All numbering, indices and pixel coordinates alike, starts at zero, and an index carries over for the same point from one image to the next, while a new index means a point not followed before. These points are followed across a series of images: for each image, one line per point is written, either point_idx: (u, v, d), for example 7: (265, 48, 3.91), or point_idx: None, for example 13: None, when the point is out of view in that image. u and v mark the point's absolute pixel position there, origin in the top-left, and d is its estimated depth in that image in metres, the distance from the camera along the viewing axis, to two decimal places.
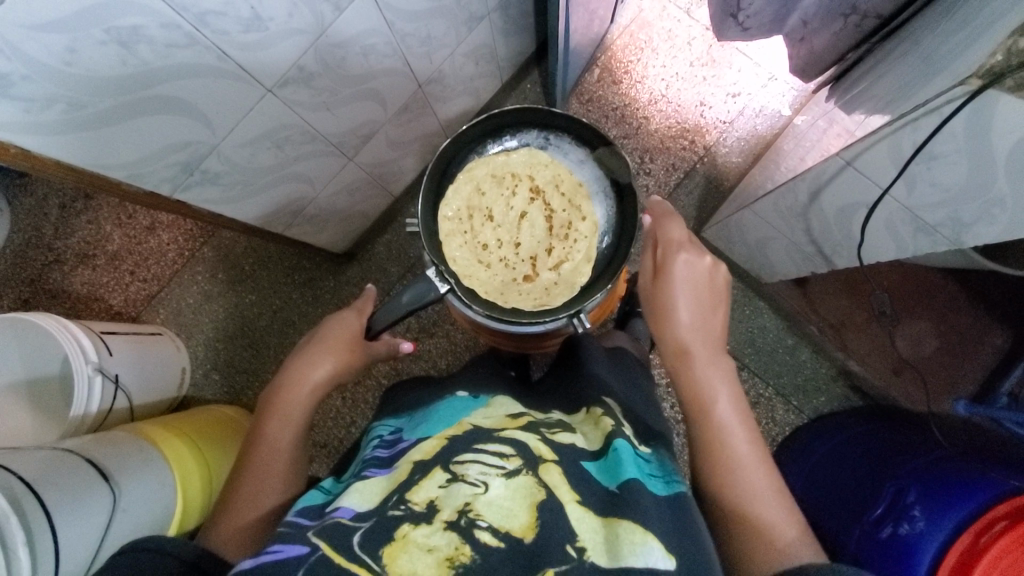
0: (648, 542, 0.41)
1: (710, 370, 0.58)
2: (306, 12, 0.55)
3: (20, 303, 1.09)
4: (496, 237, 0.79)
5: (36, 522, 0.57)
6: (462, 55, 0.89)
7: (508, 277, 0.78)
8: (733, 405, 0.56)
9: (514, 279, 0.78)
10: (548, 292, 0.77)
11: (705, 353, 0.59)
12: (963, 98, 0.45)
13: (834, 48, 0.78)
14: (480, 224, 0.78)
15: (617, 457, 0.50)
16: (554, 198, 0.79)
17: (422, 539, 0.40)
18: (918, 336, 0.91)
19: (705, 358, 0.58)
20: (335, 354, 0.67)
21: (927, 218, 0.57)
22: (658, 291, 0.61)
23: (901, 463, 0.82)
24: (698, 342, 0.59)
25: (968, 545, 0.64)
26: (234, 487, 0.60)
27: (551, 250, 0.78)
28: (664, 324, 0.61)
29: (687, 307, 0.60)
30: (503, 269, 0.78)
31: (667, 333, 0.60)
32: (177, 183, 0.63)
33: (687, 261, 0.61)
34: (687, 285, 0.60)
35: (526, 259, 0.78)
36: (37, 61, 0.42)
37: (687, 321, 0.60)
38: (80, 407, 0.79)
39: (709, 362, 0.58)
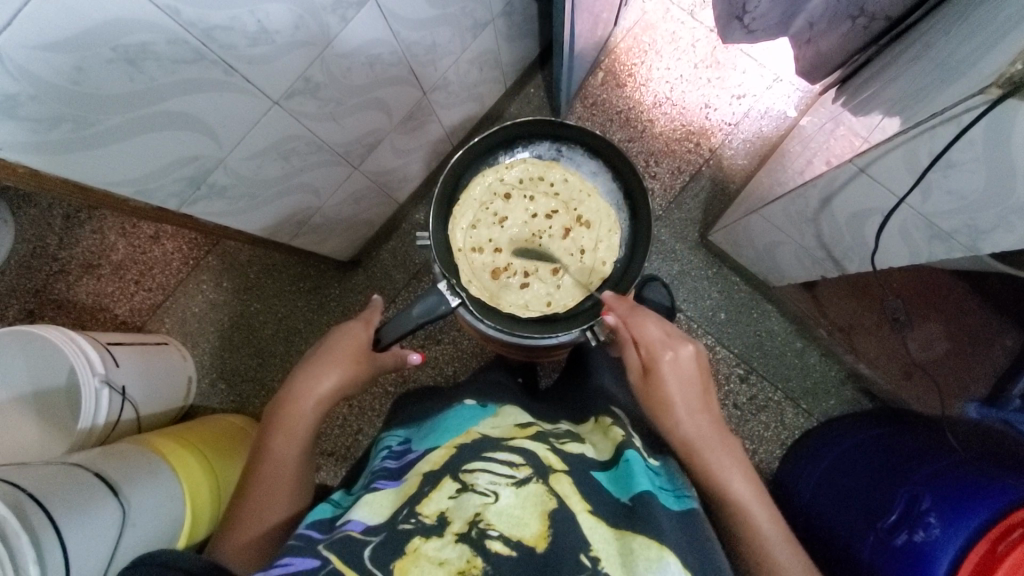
0: (663, 557, 0.40)
1: (715, 439, 0.59)
2: (312, 24, 0.55)
3: (24, 314, 1.09)
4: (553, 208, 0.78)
5: (48, 540, 0.57)
6: (467, 61, 0.88)
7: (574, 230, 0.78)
8: (732, 461, 0.58)
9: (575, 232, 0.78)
10: (553, 292, 0.77)
11: (703, 426, 0.60)
12: (983, 106, 0.45)
13: (843, 50, 0.77)
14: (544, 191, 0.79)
15: (629, 469, 0.50)
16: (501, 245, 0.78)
17: (434, 552, 0.39)
18: (928, 339, 0.85)
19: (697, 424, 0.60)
20: (341, 366, 0.66)
21: (942, 225, 0.56)
22: (663, 393, 0.61)
23: (916, 467, 0.80)
24: (705, 433, 0.60)
25: (985, 552, 0.62)
26: (239, 502, 0.60)
27: (576, 206, 0.78)
28: (661, 401, 0.62)
29: (685, 403, 0.61)
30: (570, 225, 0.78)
31: (668, 404, 0.61)
32: (185, 198, 0.63)
33: (676, 353, 0.63)
34: (675, 369, 0.63)
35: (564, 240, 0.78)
36: (45, 79, 0.42)
37: (678, 402, 0.61)
38: (88, 419, 0.79)
39: (712, 435, 0.60)
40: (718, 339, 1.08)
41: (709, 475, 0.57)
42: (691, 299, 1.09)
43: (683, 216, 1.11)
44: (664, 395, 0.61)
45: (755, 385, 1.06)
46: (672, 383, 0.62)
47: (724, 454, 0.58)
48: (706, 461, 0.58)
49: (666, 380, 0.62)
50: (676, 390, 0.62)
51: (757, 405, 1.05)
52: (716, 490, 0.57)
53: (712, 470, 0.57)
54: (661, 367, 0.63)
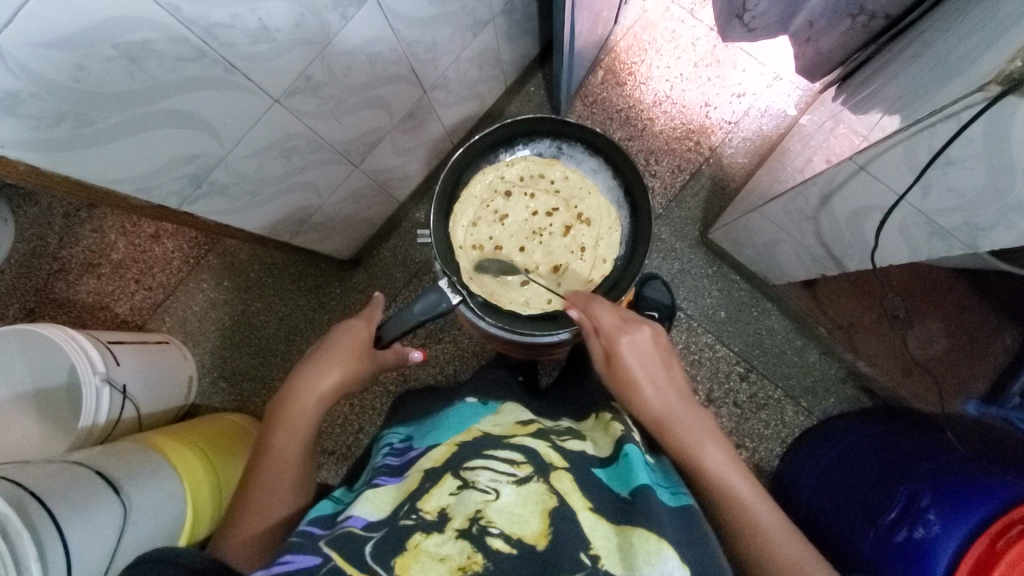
0: (662, 550, 0.40)
1: (684, 414, 0.58)
2: (313, 22, 0.55)
3: (25, 313, 1.09)
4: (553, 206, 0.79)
5: (49, 537, 0.57)
6: (467, 60, 0.88)
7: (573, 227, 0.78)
8: (702, 434, 0.57)
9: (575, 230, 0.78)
10: (552, 290, 0.77)
11: (670, 403, 0.59)
12: (982, 103, 0.45)
13: (842, 48, 0.77)
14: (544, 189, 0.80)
15: (629, 463, 0.50)
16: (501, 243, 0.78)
17: (434, 548, 0.39)
18: (928, 337, 0.85)
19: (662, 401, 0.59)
20: (342, 364, 0.66)
21: (941, 222, 0.56)
22: (626, 373, 0.61)
23: (916, 464, 0.80)
24: (673, 409, 0.59)
25: (984, 550, 0.62)
26: (242, 500, 0.60)
27: (576, 204, 0.78)
28: (626, 384, 0.61)
29: (651, 383, 0.60)
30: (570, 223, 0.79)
31: (633, 386, 0.61)
32: (185, 196, 0.63)
33: (634, 334, 0.63)
34: (636, 350, 0.62)
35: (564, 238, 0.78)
36: (47, 77, 0.42)
37: (644, 382, 0.60)
38: (89, 417, 0.79)
39: (680, 412, 0.58)
40: (718, 337, 1.08)
41: (682, 450, 0.56)
42: (691, 298, 1.09)
43: (683, 215, 1.11)
44: (628, 376, 0.61)
45: (755, 383, 1.06)
46: (633, 364, 0.61)
47: (694, 428, 0.57)
48: (676, 434, 0.56)
49: (629, 362, 0.61)
50: (640, 370, 0.61)
51: (757, 403, 1.06)
52: (691, 466, 0.55)
53: (684, 445, 0.56)
54: (621, 349, 0.62)
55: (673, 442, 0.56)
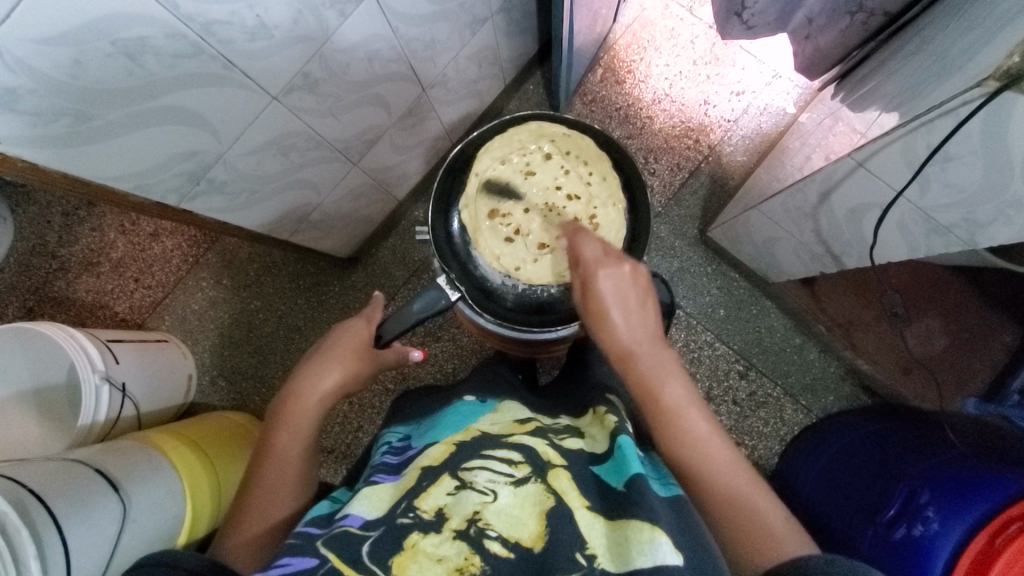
0: (656, 538, 0.40)
1: (650, 350, 0.58)
2: (311, 19, 0.55)
3: (24, 312, 1.09)
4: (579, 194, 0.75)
5: (48, 535, 0.57)
6: (466, 58, 0.88)
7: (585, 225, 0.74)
8: (667, 370, 0.56)
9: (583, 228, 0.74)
10: (527, 261, 0.74)
11: (640, 338, 0.58)
12: (979, 99, 0.45)
13: (841, 46, 0.77)
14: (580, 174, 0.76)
15: (624, 456, 0.50)
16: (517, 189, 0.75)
17: (431, 548, 0.39)
18: (927, 335, 0.85)
19: (634, 335, 0.58)
20: (343, 362, 0.66)
21: (939, 219, 0.56)
22: (601, 307, 0.59)
23: (915, 462, 0.80)
24: (642, 345, 0.58)
25: (983, 546, 0.62)
26: (242, 499, 0.60)
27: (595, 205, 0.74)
28: (599, 318, 0.59)
29: (625, 317, 0.58)
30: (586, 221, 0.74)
31: (605, 320, 0.59)
32: (184, 193, 0.63)
33: (614, 267, 0.59)
34: (615, 285, 0.59)
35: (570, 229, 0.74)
36: (44, 73, 0.42)
37: (619, 317, 0.58)
38: (88, 416, 0.79)
39: (647, 347, 0.58)
40: (717, 335, 1.08)
41: (645, 381, 0.56)
42: (690, 296, 1.09)
43: (682, 213, 1.11)
44: (601, 311, 0.58)
45: (754, 381, 1.06)
46: (608, 296, 0.58)
47: (660, 364, 0.57)
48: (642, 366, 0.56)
49: (603, 294, 0.58)
50: (615, 306, 0.58)
51: (756, 401, 1.06)
52: (652, 399, 0.55)
53: (647, 378, 0.56)
54: (597, 283, 0.59)
55: (636, 376, 0.56)
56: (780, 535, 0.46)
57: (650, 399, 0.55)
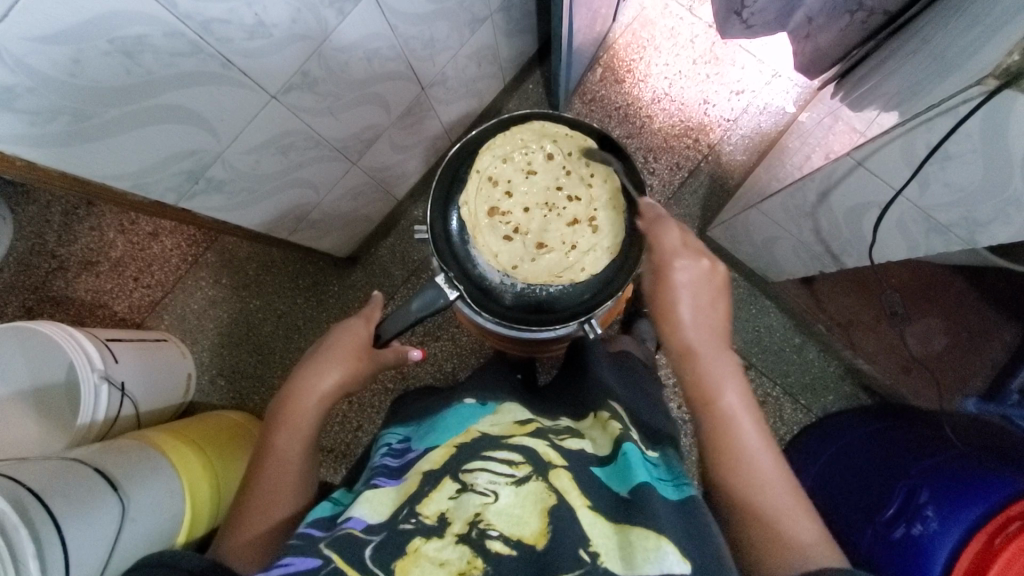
0: (662, 546, 0.40)
1: (714, 355, 0.57)
2: (310, 18, 0.55)
3: (23, 311, 1.09)
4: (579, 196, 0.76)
5: (48, 536, 0.57)
6: (464, 56, 0.88)
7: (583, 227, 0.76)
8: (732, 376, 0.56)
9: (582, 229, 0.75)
10: (524, 259, 0.76)
11: (707, 340, 0.58)
12: (979, 98, 0.45)
13: (841, 45, 0.77)
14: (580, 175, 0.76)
15: (627, 461, 0.50)
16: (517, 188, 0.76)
17: (434, 553, 0.39)
18: (927, 335, 0.85)
19: (701, 335, 0.58)
20: (343, 363, 0.66)
21: (939, 218, 0.56)
22: (671, 297, 0.60)
23: (914, 462, 0.80)
24: (705, 344, 0.58)
25: (983, 545, 0.62)
26: (242, 500, 0.60)
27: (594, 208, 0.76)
28: (667, 311, 0.60)
29: (693, 313, 0.59)
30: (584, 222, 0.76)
31: (674, 314, 0.59)
32: (182, 192, 0.63)
33: (692, 260, 0.61)
34: (688, 280, 0.60)
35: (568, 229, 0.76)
36: (42, 71, 0.42)
37: (687, 312, 0.59)
38: (87, 415, 0.79)
39: (713, 351, 0.57)
40: None
41: (705, 380, 0.55)
42: None
43: (681, 212, 1.11)
44: (670, 300, 0.60)
45: (754, 380, 1.06)
46: (681, 288, 0.60)
47: (722, 367, 0.56)
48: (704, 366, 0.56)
49: (677, 283, 0.60)
50: (685, 300, 0.59)
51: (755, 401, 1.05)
52: (708, 399, 0.54)
53: (707, 379, 0.55)
54: (672, 272, 0.60)
55: (695, 374, 0.56)
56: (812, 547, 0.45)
57: (707, 400, 0.54)
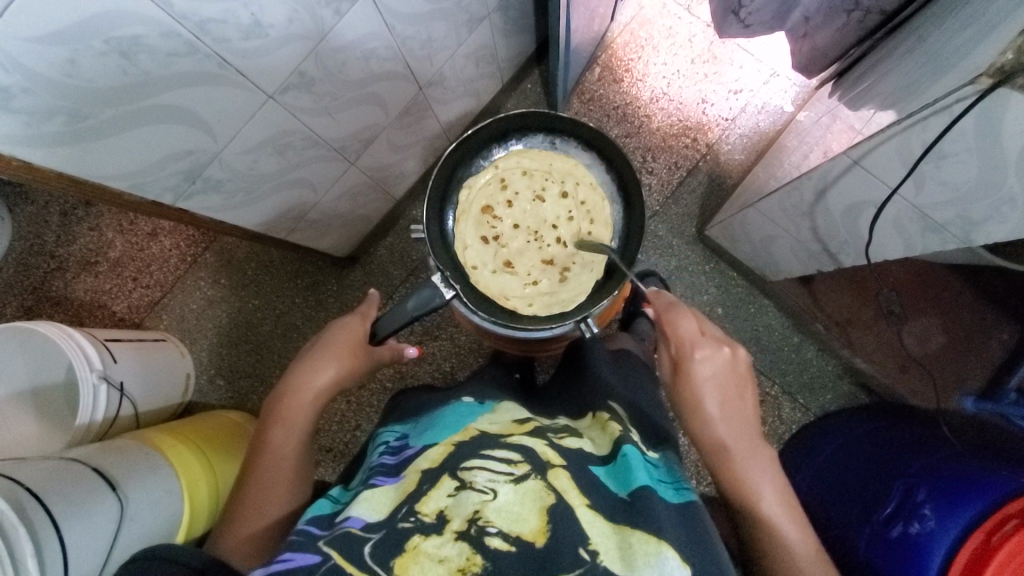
0: (662, 551, 0.41)
1: (746, 450, 0.58)
2: (307, 18, 0.55)
3: (22, 312, 1.09)
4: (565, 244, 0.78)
5: (46, 535, 0.57)
6: (462, 56, 0.88)
7: (552, 275, 0.78)
8: (766, 471, 0.57)
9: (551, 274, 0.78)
10: (485, 263, 0.77)
11: (737, 436, 0.59)
12: (974, 96, 0.45)
13: (838, 44, 0.77)
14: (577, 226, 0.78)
15: (627, 463, 0.50)
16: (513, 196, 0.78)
17: (433, 549, 0.39)
18: (924, 334, 0.85)
19: (730, 430, 0.59)
20: (339, 360, 0.66)
21: (935, 217, 0.56)
22: (694, 392, 0.61)
23: (912, 460, 0.80)
24: (734, 436, 0.59)
25: (980, 543, 0.62)
26: (239, 497, 0.60)
27: (569, 262, 0.78)
28: (692, 409, 0.61)
29: (719, 409, 0.60)
30: (554, 270, 0.78)
31: (699, 413, 0.60)
32: (179, 192, 0.63)
33: (716, 350, 0.62)
34: (711, 377, 0.61)
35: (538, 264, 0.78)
36: (38, 72, 0.42)
37: (712, 408, 0.60)
38: (86, 415, 0.79)
39: (746, 448, 0.58)
40: None
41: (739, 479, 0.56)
42: (688, 294, 1.09)
43: (680, 212, 1.11)
44: (693, 394, 0.61)
45: None
46: (703, 382, 0.61)
47: (755, 462, 0.57)
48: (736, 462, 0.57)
49: (700, 379, 0.61)
50: (710, 394, 0.61)
51: None
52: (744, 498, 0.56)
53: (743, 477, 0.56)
54: (693, 368, 0.61)
55: (729, 471, 0.57)
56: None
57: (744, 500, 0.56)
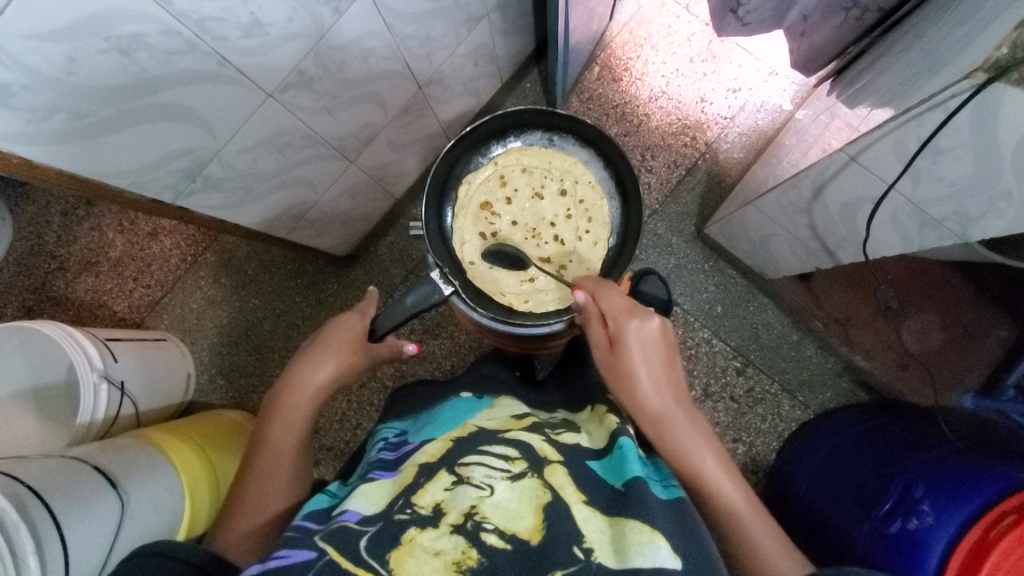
0: (655, 540, 0.41)
1: (679, 420, 0.57)
2: (306, 16, 0.55)
3: (23, 311, 1.09)
4: (563, 242, 0.77)
5: (46, 532, 0.57)
6: (462, 55, 0.88)
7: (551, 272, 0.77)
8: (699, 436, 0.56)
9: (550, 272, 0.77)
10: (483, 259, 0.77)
11: (669, 405, 0.58)
12: (969, 91, 0.45)
13: (836, 42, 0.77)
14: (576, 224, 0.77)
15: (623, 455, 0.50)
16: (512, 194, 0.78)
17: (429, 542, 0.39)
18: (923, 330, 0.86)
19: (664, 400, 0.58)
20: (338, 356, 0.66)
21: (931, 213, 0.56)
22: (629, 365, 0.59)
23: (911, 456, 0.80)
24: (666, 405, 0.57)
25: (978, 538, 0.62)
26: (238, 493, 0.60)
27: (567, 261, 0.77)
28: (627, 385, 0.59)
29: (651, 378, 0.58)
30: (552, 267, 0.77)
31: (634, 387, 0.58)
32: (180, 190, 0.63)
33: (638, 327, 0.60)
34: (643, 347, 0.59)
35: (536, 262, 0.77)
36: (39, 70, 0.42)
37: (645, 380, 0.58)
38: (87, 414, 0.79)
39: (678, 416, 0.57)
40: (715, 332, 1.08)
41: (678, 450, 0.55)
42: (688, 292, 1.09)
43: (679, 211, 1.11)
44: (629, 368, 0.58)
45: (752, 377, 1.06)
46: (638, 353, 0.59)
47: (689, 431, 0.56)
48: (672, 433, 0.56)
49: (634, 350, 0.59)
50: (643, 365, 0.59)
51: (753, 398, 1.06)
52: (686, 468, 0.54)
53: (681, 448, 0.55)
54: (627, 340, 0.59)
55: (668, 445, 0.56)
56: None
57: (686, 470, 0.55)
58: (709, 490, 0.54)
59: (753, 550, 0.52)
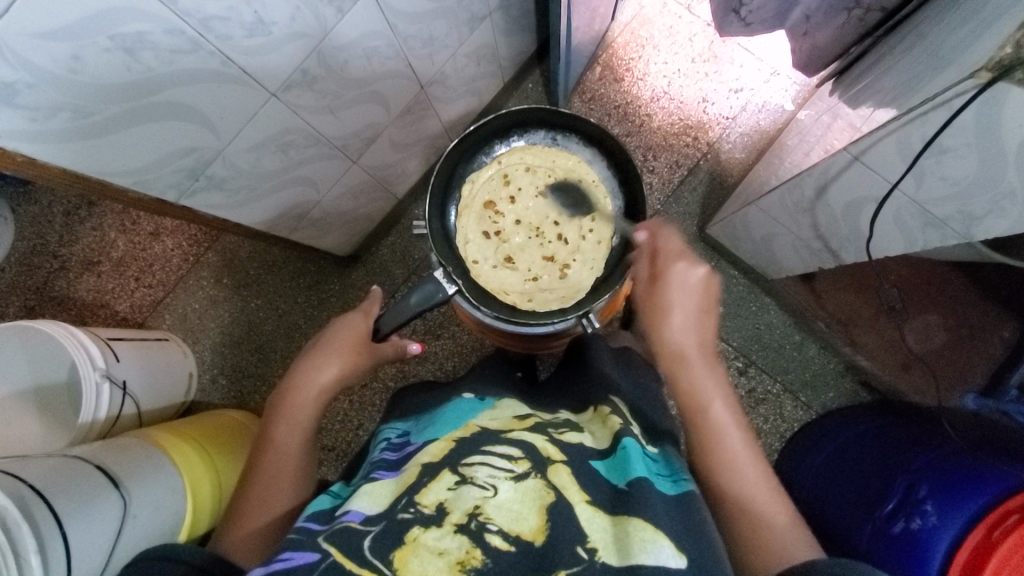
0: (657, 539, 0.41)
1: (700, 364, 0.59)
2: (309, 15, 0.55)
3: (25, 311, 1.09)
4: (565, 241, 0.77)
5: (49, 531, 0.57)
6: (463, 55, 0.88)
7: (554, 271, 0.77)
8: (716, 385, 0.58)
9: (552, 270, 0.77)
10: (485, 258, 0.77)
11: (697, 347, 0.60)
12: (973, 90, 0.45)
13: (838, 41, 0.77)
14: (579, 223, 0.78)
15: (626, 455, 0.50)
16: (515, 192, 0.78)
17: (433, 542, 0.39)
18: (926, 330, 0.86)
19: (693, 342, 0.60)
20: (341, 357, 0.66)
21: (935, 212, 0.56)
22: (665, 300, 0.62)
23: (914, 456, 0.80)
24: (693, 346, 0.60)
25: (981, 539, 0.62)
26: (242, 493, 0.60)
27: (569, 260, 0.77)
28: (659, 319, 0.62)
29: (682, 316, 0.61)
30: (555, 266, 0.77)
31: (666, 322, 0.61)
32: (183, 189, 0.63)
33: (684, 268, 0.63)
34: (682, 288, 0.62)
35: (538, 262, 0.77)
36: (44, 69, 0.42)
37: (678, 318, 0.61)
38: (89, 414, 0.79)
39: (701, 360, 0.59)
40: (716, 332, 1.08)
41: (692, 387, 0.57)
42: None
43: (680, 211, 1.11)
44: (665, 302, 0.62)
45: (754, 378, 1.06)
46: (675, 290, 0.62)
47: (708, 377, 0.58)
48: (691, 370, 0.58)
49: (672, 285, 0.62)
50: (680, 300, 0.61)
51: (755, 398, 1.05)
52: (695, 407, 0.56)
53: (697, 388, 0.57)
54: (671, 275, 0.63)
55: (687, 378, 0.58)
56: (789, 539, 0.48)
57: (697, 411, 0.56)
58: (711, 428, 0.55)
59: (745, 499, 0.51)
